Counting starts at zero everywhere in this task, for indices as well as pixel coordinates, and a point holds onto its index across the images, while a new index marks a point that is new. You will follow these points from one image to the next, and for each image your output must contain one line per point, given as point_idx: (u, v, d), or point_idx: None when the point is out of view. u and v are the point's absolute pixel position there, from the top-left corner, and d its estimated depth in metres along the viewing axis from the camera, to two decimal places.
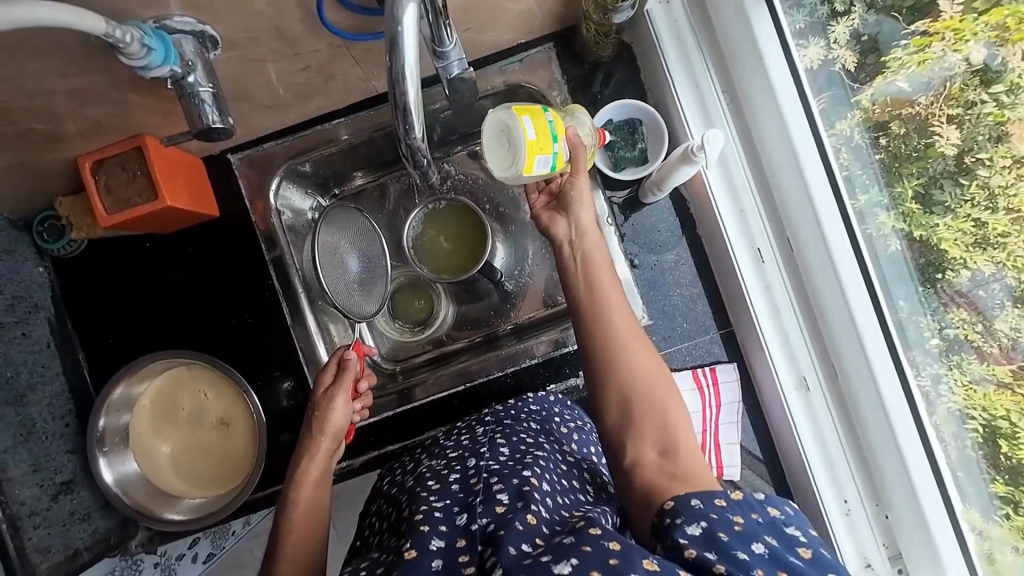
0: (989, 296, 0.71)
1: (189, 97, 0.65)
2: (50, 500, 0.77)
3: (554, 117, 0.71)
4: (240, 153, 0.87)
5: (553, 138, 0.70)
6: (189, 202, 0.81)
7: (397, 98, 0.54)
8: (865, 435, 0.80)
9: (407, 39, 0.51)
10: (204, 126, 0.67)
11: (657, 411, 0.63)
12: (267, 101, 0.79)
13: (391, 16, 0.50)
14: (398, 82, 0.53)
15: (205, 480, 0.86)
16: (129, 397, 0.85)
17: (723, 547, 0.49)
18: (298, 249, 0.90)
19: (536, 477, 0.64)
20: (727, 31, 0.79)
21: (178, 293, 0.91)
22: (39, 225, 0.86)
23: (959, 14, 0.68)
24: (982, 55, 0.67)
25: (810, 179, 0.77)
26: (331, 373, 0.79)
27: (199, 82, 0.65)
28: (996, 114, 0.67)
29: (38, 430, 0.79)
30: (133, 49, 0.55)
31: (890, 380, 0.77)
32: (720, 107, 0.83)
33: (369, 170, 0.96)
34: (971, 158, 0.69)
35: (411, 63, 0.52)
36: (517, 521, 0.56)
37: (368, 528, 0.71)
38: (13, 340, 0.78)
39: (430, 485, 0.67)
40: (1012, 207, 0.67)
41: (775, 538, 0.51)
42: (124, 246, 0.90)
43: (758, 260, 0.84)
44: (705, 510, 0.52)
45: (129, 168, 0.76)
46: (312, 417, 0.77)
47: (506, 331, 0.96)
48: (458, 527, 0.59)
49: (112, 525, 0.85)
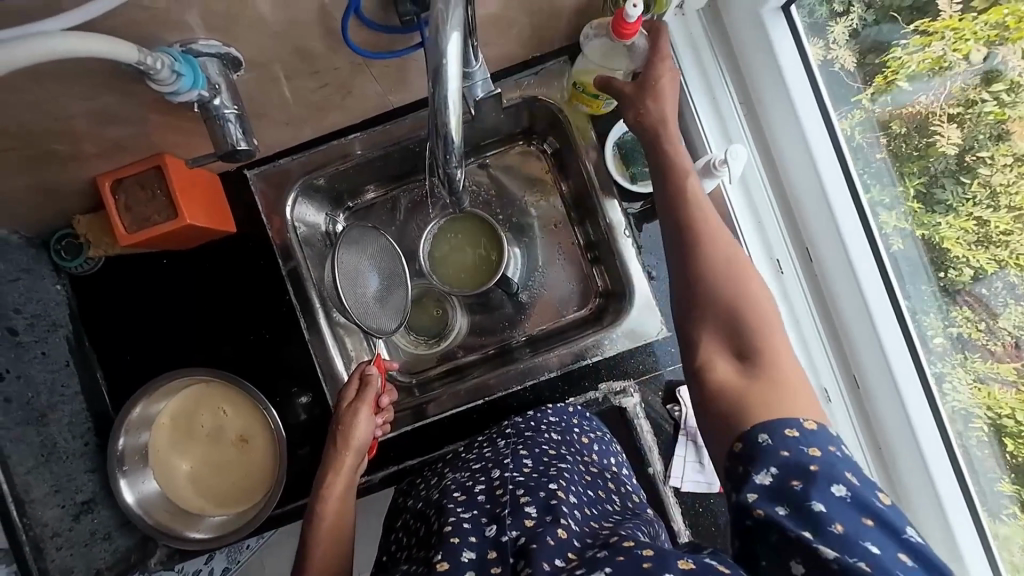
0: (992, 294, 0.70)
1: (214, 119, 0.64)
2: (72, 520, 0.76)
3: (581, 83, 0.81)
4: (258, 169, 0.87)
5: (594, 96, 0.83)
6: (208, 220, 0.81)
7: (439, 125, 0.52)
8: (885, 433, 0.80)
9: (450, 71, 0.47)
10: (228, 148, 0.66)
11: (743, 307, 0.60)
12: (284, 117, 0.78)
13: (432, 42, 0.46)
14: (440, 110, 0.51)
15: (226, 496, 0.86)
16: (148, 415, 0.85)
17: (796, 497, 0.48)
18: (314, 264, 0.91)
19: (562, 490, 0.64)
20: (742, 43, 0.79)
21: (196, 310, 0.91)
22: (57, 243, 0.86)
23: (958, 13, 0.67)
24: (982, 54, 0.67)
25: (829, 190, 0.76)
26: (354, 390, 0.79)
27: (223, 105, 0.64)
28: (997, 113, 0.66)
29: (59, 450, 0.78)
30: (162, 76, 0.55)
31: (908, 376, 0.76)
32: (737, 118, 0.83)
33: (380, 183, 0.96)
34: (972, 156, 0.69)
35: (453, 94, 0.49)
36: (548, 535, 0.56)
37: (395, 543, 0.71)
38: (32, 359, 0.78)
39: (456, 497, 0.66)
40: (1014, 205, 0.66)
41: (854, 477, 0.48)
42: (142, 263, 0.90)
43: (777, 271, 0.83)
44: (774, 447, 0.50)
45: (148, 188, 0.76)
46: (334, 432, 0.77)
47: (520, 341, 0.97)
48: (488, 538, 0.59)
49: (132, 544, 0.85)
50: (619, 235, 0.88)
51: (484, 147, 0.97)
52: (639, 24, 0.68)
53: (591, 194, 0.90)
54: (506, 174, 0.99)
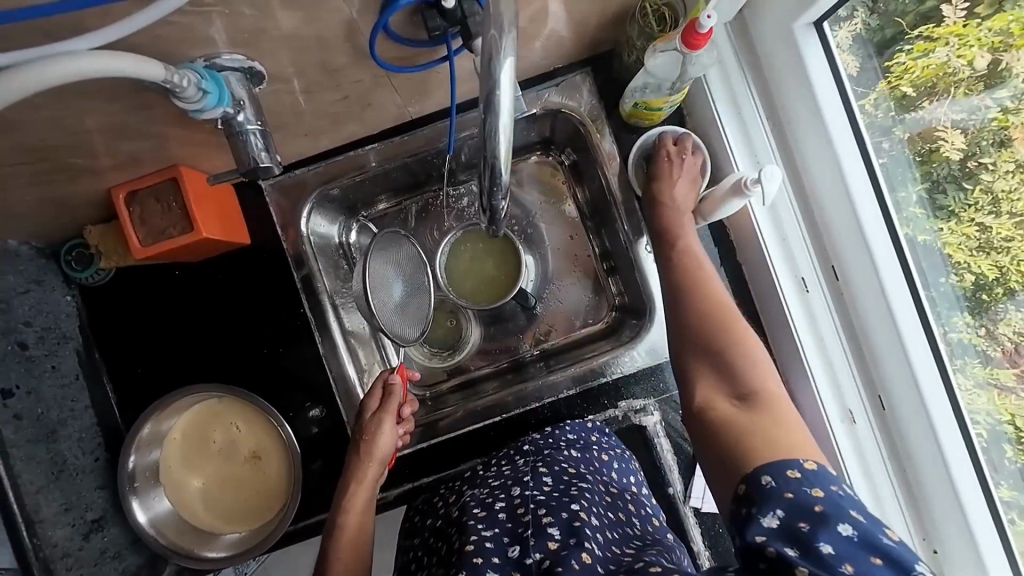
0: (992, 299, 0.69)
1: (237, 136, 0.63)
2: (82, 539, 0.74)
3: (644, 103, 0.80)
4: (274, 179, 0.86)
5: (658, 110, 0.81)
6: (224, 232, 0.79)
7: (489, 156, 0.51)
8: (902, 435, 0.77)
9: (503, 102, 0.47)
10: (251, 164, 0.65)
11: (738, 353, 0.63)
12: (302, 129, 0.77)
13: (486, 71, 0.46)
14: (489, 139, 0.50)
15: (239, 514, 0.84)
16: (160, 432, 0.83)
17: (805, 542, 0.45)
18: (328, 274, 0.90)
19: (584, 511, 0.62)
20: (770, 56, 0.77)
21: (208, 323, 0.89)
22: (67, 254, 0.84)
23: (963, 19, 0.65)
24: (988, 61, 0.64)
25: (858, 204, 0.74)
26: (378, 398, 0.78)
27: (247, 120, 0.62)
28: (1000, 119, 0.65)
29: (70, 467, 0.77)
30: (188, 93, 0.53)
31: (934, 381, 0.72)
32: (764, 134, 0.81)
33: (392, 193, 0.94)
34: (975, 162, 0.68)
35: (506, 125, 0.49)
36: (573, 558, 0.55)
37: (414, 562, 0.69)
38: (42, 374, 0.77)
39: (476, 513, 0.64)
40: (1016, 212, 0.65)
41: (862, 513, 0.46)
42: (153, 274, 0.88)
43: (802, 291, 0.82)
44: (778, 489, 0.49)
45: (164, 200, 0.75)
46: (358, 442, 0.76)
47: (533, 356, 0.96)
48: (512, 559, 0.58)
49: (142, 562, 0.83)
50: (640, 249, 0.87)
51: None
52: (711, 35, 0.65)
53: (611, 207, 0.88)
54: (524, 185, 0.97)
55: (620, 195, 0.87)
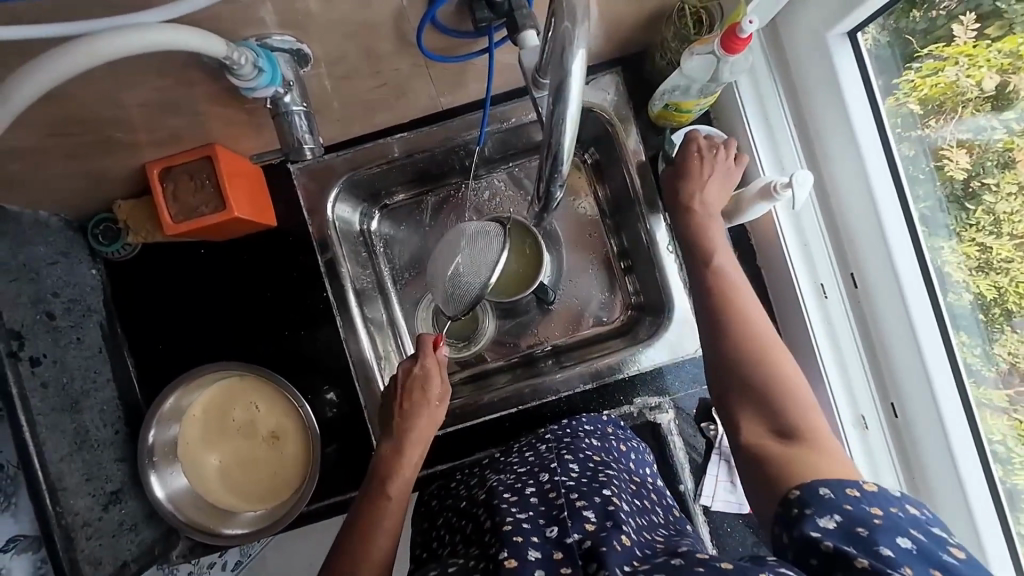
0: (987, 321, 0.70)
1: (282, 116, 0.68)
2: (102, 510, 0.75)
3: (674, 105, 0.81)
4: (301, 164, 0.86)
5: (688, 111, 0.82)
6: (252, 213, 0.80)
7: (552, 144, 0.52)
8: (915, 444, 0.78)
9: (574, 87, 0.48)
10: (295, 144, 0.70)
11: (774, 375, 0.61)
12: (337, 115, 0.78)
13: (557, 62, 0.47)
14: (557, 127, 0.50)
15: (256, 492, 0.85)
16: (180, 407, 0.84)
17: (864, 544, 0.47)
18: (351, 259, 0.91)
19: (616, 496, 0.63)
20: (801, 63, 0.78)
21: (231, 303, 0.89)
22: (95, 228, 0.85)
23: (972, 40, 0.66)
24: (996, 83, 0.65)
25: (883, 214, 0.73)
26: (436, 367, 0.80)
27: (293, 102, 0.68)
28: (1007, 141, 0.65)
29: (91, 438, 0.77)
30: (245, 72, 0.58)
31: (949, 394, 0.73)
32: (790, 140, 0.82)
33: (408, 185, 0.95)
34: (978, 182, 0.68)
35: (572, 116, 0.50)
36: (614, 539, 0.55)
37: (437, 540, 0.70)
38: (68, 345, 0.78)
39: (508, 497, 0.64)
40: (1017, 234, 0.66)
41: (920, 532, 0.48)
42: (178, 252, 0.89)
43: (821, 297, 0.83)
44: (837, 501, 0.50)
45: (197, 178, 0.76)
46: (418, 407, 0.77)
47: (545, 351, 0.97)
48: (551, 539, 0.56)
49: (157, 536, 0.84)
50: (661, 249, 0.88)
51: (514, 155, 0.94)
52: (751, 40, 0.66)
53: (633, 205, 0.90)
54: None
55: (645, 194, 0.88)
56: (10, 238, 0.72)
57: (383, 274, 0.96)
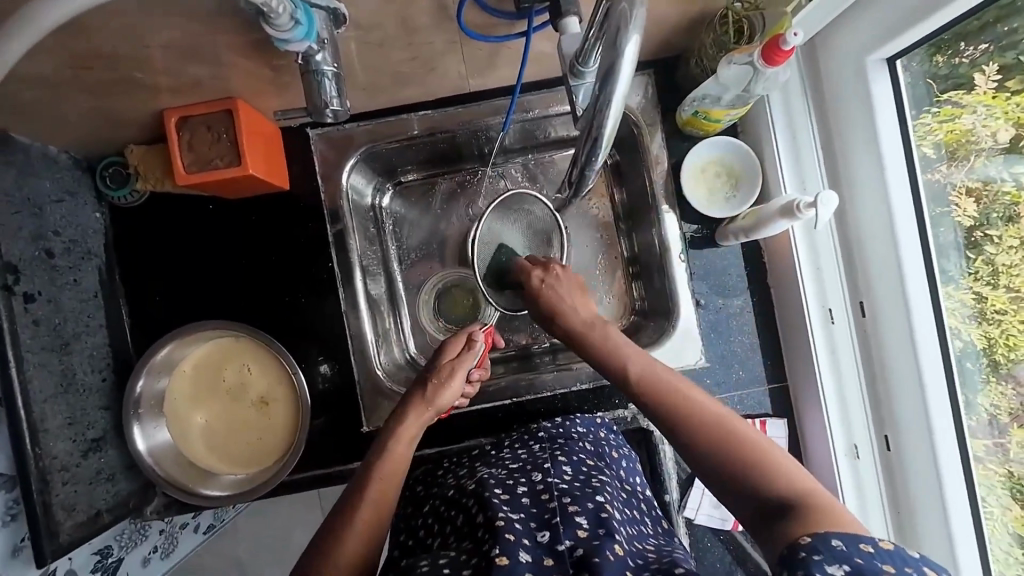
0: (973, 369, 0.71)
1: (312, 74, 0.67)
2: (81, 456, 0.73)
3: (704, 113, 0.80)
4: (321, 130, 0.85)
5: (717, 121, 0.82)
6: (266, 172, 0.78)
7: (594, 127, 0.52)
8: (905, 482, 0.78)
9: (624, 70, 0.47)
10: (321, 104, 0.69)
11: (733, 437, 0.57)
12: (363, 82, 0.79)
13: (610, 45, 0.46)
14: (602, 107, 0.50)
15: (239, 457, 0.84)
16: (171, 361, 0.82)
17: None
18: (359, 230, 0.89)
19: (609, 504, 0.63)
20: (837, 84, 0.77)
21: (233, 262, 0.88)
22: (103, 170, 0.83)
23: (993, 91, 0.65)
24: (1009, 136, 0.64)
25: (902, 250, 0.72)
26: (458, 348, 0.82)
27: (324, 61, 0.67)
28: (1014, 194, 0.64)
29: (78, 382, 0.76)
30: (281, 20, 0.58)
31: (947, 438, 0.72)
32: (816, 163, 0.81)
33: (420, 167, 0.94)
34: (982, 233, 0.68)
35: (619, 97, 0.48)
36: (607, 548, 0.55)
37: (423, 529, 0.69)
38: (64, 285, 0.76)
39: (499, 493, 0.64)
40: (1013, 287, 0.66)
41: None
42: (186, 204, 0.87)
43: (828, 322, 0.83)
44: (849, 553, 0.42)
45: (214, 130, 0.74)
46: (426, 382, 0.78)
47: (541, 348, 0.95)
48: (542, 544, 0.56)
49: (133, 490, 0.82)
50: (673, 257, 0.87)
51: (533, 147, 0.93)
52: (792, 53, 0.65)
53: (648, 208, 0.89)
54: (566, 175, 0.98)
55: (664, 200, 0.87)
56: (16, 169, 0.70)
57: (389, 252, 0.95)
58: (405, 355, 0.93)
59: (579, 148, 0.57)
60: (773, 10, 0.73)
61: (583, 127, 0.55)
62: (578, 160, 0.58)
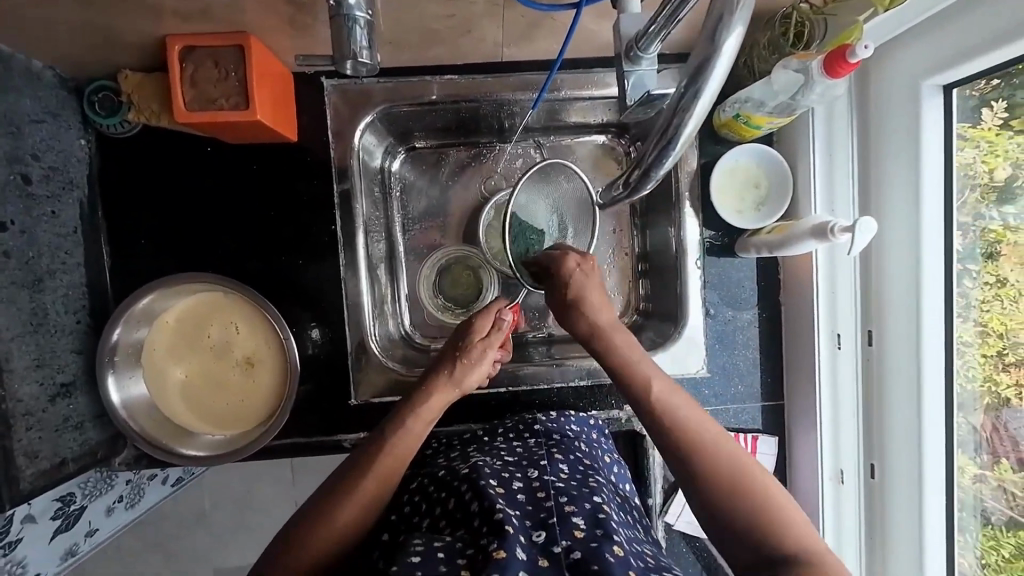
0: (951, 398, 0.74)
1: (342, 18, 0.61)
2: (48, 402, 0.69)
3: (746, 117, 0.76)
4: (336, 81, 0.78)
5: (757, 127, 0.77)
6: (274, 120, 0.73)
7: (673, 122, 0.46)
8: (886, 507, 0.79)
9: (718, 67, 0.43)
10: (351, 53, 0.63)
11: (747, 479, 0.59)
12: (388, 32, 0.72)
13: (707, 36, 0.42)
14: (688, 98, 0.45)
15: (221, 416, 0.80)
16: (153, 311, 0.77)
17: None
18: (365, 194, 0.84)
19: (606, 506, 0.62)
20: (885, 106, 0.73)
21: (228, 212, 0.82)
22: (93, 94, 0.75)
23: (996, 126, 0.67)
24: (1006, 175, 0.67)
25: (925, 280, 0.71)
26: (488, 325, 0.77)
27: (357, 6, 0.61)
28: (998, 233, 0.69)
29: (50, 322, 0.70)
30: None
31: (936, 468, 0.73)
32: (849, 183, 0.79)
33: (431, 134, 0.88)
34: (962, 266, 0.72)
35: (709, 94, 0.44)
36: (606, 553, 0.53)
37: (410, 505, 0.67)
38: (41, 217, 0.70)
39: (494, 484, 0.62)
40: (981, 321, 0.71)
41: None
42: (182, 144, 0.80)
43: (834, 348, 0.82)
44: None
45: (222, 67, 0.67)
46: (453, 360, 0.74)
47: (537, 338, 0.92)
48: (537, 543, 0.54)
49: (103, 439, 0.79)
50: (690, 263, 0.84)
51: (557, 128, 0.88)
52: (858, 65, 0.60)
53: (670, 208, 0.86)
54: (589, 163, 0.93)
55: (688, 202, 0.84)
56: None
57: (394, 220, 0.90)
58: (400, 330, 0.90)
59: (647, 147, 0.51)
60: (843, 19, 0.68)
61: (656, 124, 0.49)
62: (642, 160, 0.51)
